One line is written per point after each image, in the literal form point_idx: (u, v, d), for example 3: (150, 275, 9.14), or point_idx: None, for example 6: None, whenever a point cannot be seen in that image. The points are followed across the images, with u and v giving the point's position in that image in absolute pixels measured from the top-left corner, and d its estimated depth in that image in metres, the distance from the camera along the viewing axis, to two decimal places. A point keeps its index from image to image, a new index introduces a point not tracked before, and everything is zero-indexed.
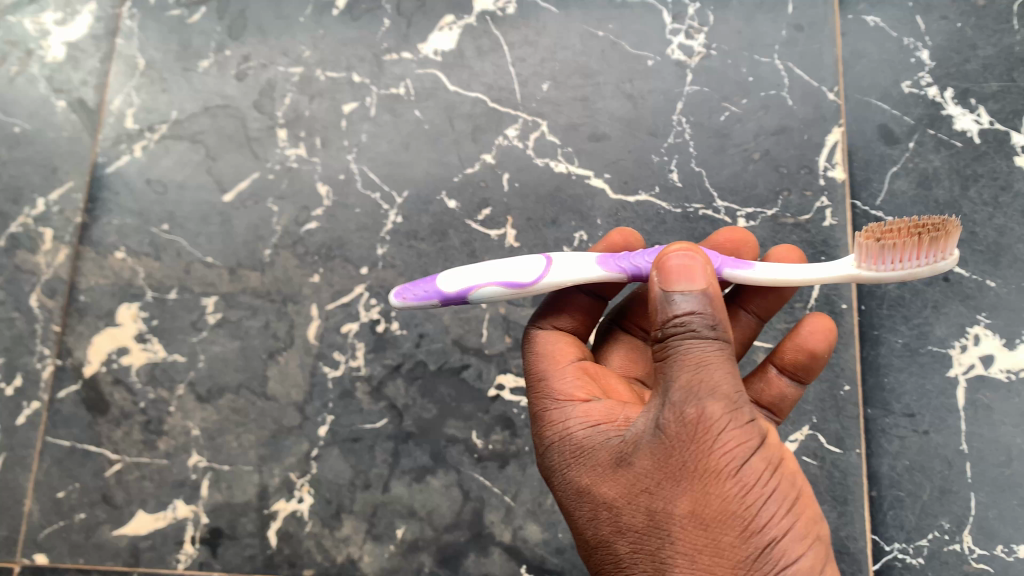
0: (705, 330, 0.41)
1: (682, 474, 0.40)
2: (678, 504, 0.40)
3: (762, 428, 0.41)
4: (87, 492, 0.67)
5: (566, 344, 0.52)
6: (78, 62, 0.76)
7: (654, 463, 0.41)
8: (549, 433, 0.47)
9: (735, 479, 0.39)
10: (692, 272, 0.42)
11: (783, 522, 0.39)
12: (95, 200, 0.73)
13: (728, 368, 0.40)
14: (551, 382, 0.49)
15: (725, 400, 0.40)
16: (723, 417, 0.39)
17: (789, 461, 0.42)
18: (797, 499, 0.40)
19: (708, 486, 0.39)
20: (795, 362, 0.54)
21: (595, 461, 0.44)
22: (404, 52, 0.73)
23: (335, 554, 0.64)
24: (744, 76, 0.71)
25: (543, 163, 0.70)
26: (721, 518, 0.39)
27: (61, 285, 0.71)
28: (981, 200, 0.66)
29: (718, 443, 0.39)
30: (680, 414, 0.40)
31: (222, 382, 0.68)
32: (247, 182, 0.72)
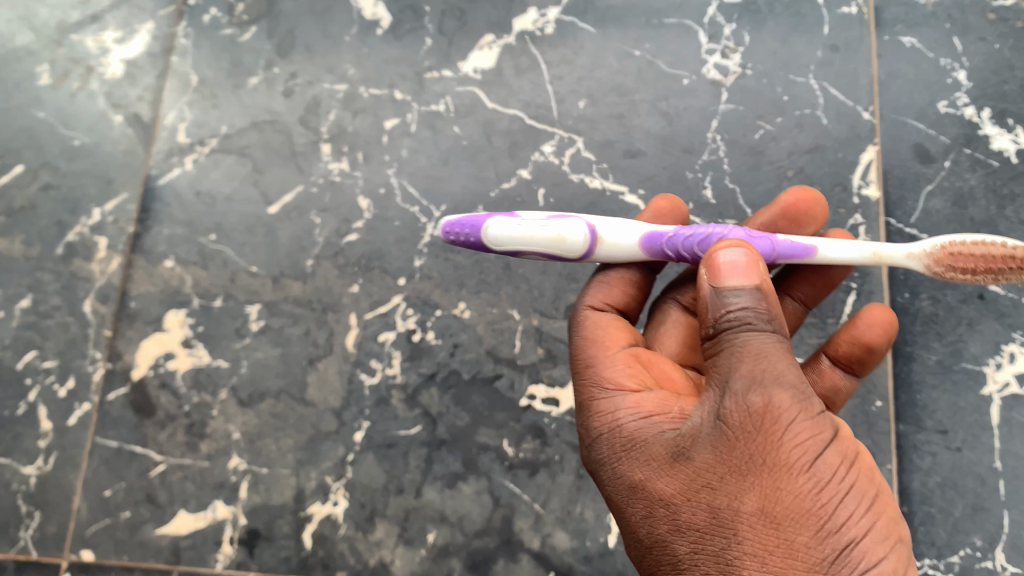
0: (762, 325, 0.43)
1: (751, 467, 0.40)
2: (746, 500, 0.40)
3: (829, 423, 0.42)
4: (132, 491, 0.69)
5: (616, 328, 0.53)
6: (135, 78, 0.79)
7: (717, 458, 0.41)
8: (597, 426, 0.48)
9: (806, 473, 0.40)
10: (741, 269, 0.44)
11: (862, 522, 0.39)
12: (147, 210, 0.76)
13: (787, 362, 0.43)
14: (597, 369, 0.50)
15: (790, 390, 0.41)
16: (790, 408, 0.41)
17: (863, 459, 0.42)
18: (874, 500, 0.41)
19: (779, 480, 0.40)
20: (851, 355, 0.56)
21: (650, 455, 0.44)
22: (445, 71, 0.76)
23: (368, 557, 0.65)
24: (779, 95, 0.71)
25: (578, 179, 0.72)
26: (794, 515, 0.39)
27: (112, 291, 0.74)
28: (1017, 219, 0.66)
29: (786, 434, 0.40)
30: (745, 404, 0.41)
31: (263, 387, 0.70)
32: (291, 194, 0.75)
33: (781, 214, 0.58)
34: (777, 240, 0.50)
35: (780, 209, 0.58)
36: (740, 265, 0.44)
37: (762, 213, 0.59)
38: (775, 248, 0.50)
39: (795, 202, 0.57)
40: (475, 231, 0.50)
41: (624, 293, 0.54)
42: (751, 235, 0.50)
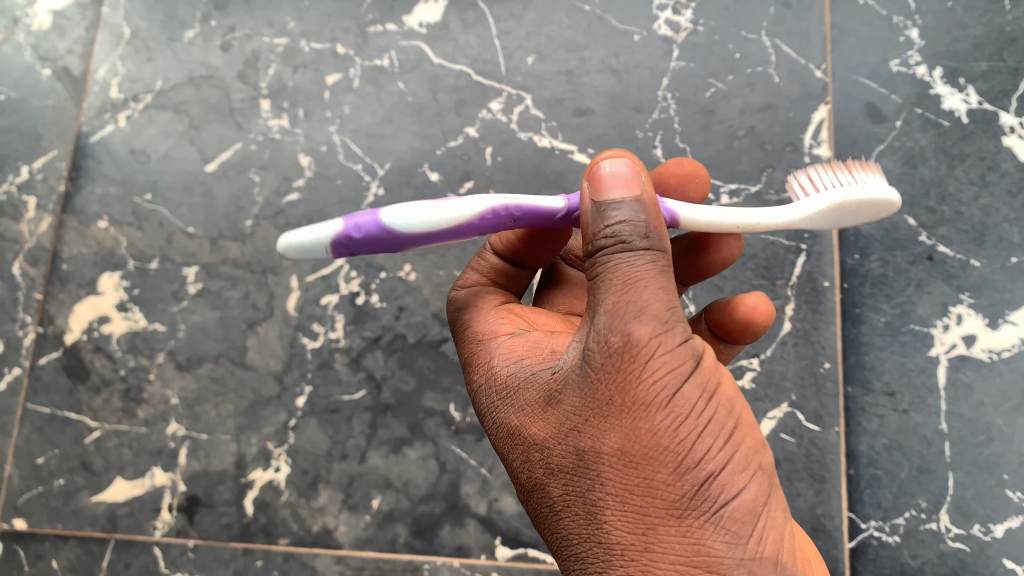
0: (633, 240, 0.39)
1: (610, 408, 0.37)
2: (607, 443, 0.37)
3: (694, 349, 0.38)
4: (67, 459, 0.67)
5: (488, 293, 0.51)
6: (64, 30, 0.75)
7: (583, 400, 0.38)
8: (478, 373, 0.46)
9: (666, 408, 0.37)
10: (605, 183, 0.40)
11: (720, 455, 0.37)
12: (79, 168, 0.73)
13: (657, 285, 0.38)
14: (474, 323, 0.49)
15: (652, 321, 0.37)
16: (651, 340, 0.37)
17: (727, 385, 0.39)
18: (734, 429, 0.38)
19: (638, 419, 0.37)
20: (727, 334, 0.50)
21: (525, 400, 0.42)
22: (389, 24, 0.73)
23: (311, 523, 0.64)
24: (731, 53, 0.70)
25: (527, 137, 0.70)
26: (653, 454, 0.36)
27: (43, 253, 0.71)
28: (967, 179, 0.66)
29: (645, 371, 0.37)
30: (606, 342, 0.37)
31: (201, 352, 0.68)
32: (229, 152, 0.72)
33: (655, 183, 0.53)
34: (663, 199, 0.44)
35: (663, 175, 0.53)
36: (615, 176, 0.40)
37: None
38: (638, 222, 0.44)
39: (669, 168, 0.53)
40: (370, 215, 0.42)
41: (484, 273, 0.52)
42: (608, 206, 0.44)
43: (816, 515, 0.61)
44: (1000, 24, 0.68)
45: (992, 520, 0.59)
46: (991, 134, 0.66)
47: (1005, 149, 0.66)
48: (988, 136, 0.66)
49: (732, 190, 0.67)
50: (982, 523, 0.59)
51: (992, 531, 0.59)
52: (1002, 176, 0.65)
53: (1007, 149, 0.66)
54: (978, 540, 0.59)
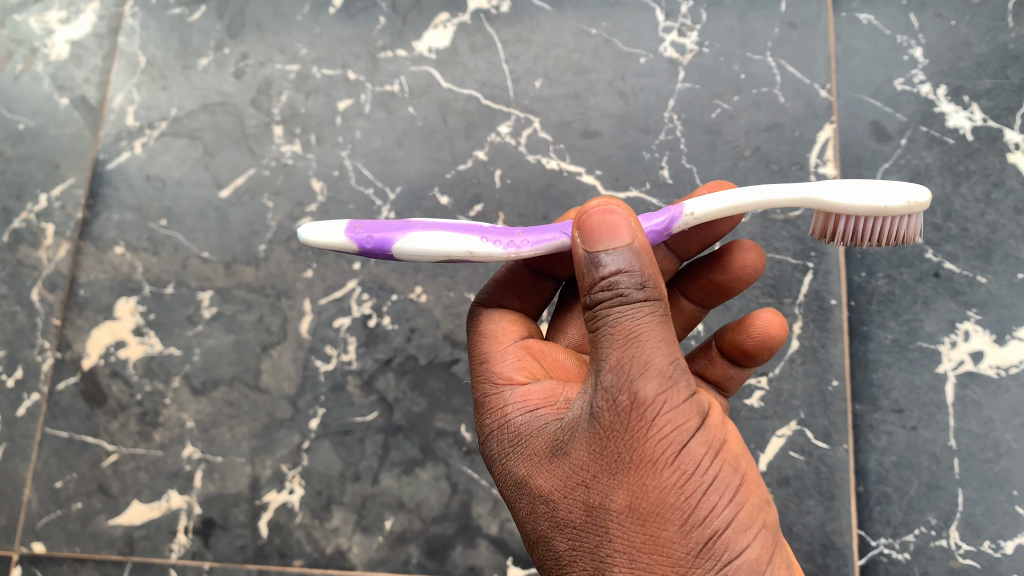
0: (633, 294, 0.41)
1: (618, 466, 0.40)
2: (615, 499, 0.40)
3: (700, 408, 0.40)
4: (84, 482, 0.68)
5: (510, 323, 0.53)
6: (81, 60, 0.77)
7: (591, 455, 0.40)
8: (489, 422, 0.47)
9: (673, 465, 0.39)
10: (614, 227, 0.41)
11: (725, 513, 0.39)
12: (95, 195, 0.74)
13: (665, 339, 0.40)
14: (492, 364, 0.49)
15: (658, 377, 0.39)
16: (658, 397, 0.39)
17: (732, 442, 0.42)
18: (740, 486, 0.40)
19: (645, 477, 0.39)
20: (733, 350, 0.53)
21: (533, 451, 0.44)
22: (399, 50, 0.74)
23: (324, 545, 0.65)
24: (736, 73, 0.71)
25: (535, 160, 0.71)
26: (660, 511, 0.39)
27: (61, 279, 0.73)
28: (972, 196, 0.66)
29: (651, 430, 0.39)
30: (612, 399, 0.40)
31: (216, 375, 0.69)
32: (243, 178, 0.73)
33: (700, 194, 0.55)
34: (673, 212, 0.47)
35: (694, 195, 0.55)
36: (611, 225, 0.41)
37: None
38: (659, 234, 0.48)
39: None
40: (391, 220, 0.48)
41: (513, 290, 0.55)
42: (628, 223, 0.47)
43: (826, 533, 0.61)
44: (1003, 41, 0.68)
45: (1002, 536, 0.59)
46: (996, 151, 0.67)
47: (1011, 166, 0.66)
48: (993, 153, 0.66)
49: None
50: (993, 540, 0.59)
51: (1003, 548, 0.59)
52: (1008, 192, 0.66)
53: (1013, 166, 0.66)
54: (988, 557, 0.59)
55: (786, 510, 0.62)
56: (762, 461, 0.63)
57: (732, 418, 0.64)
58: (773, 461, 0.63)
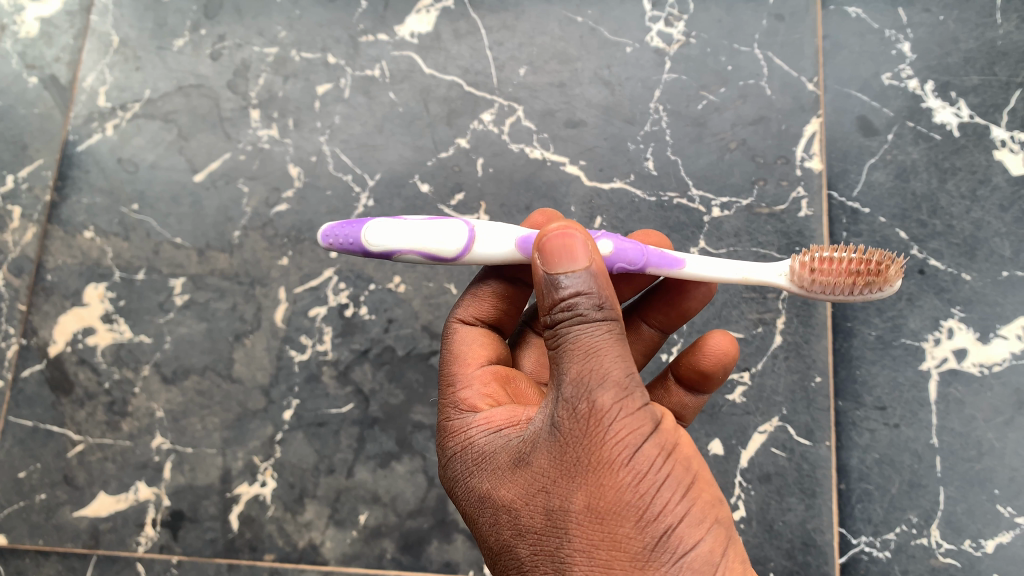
0: (592, 314, 0.41)
1: (577, 469, 0.39)
2: (573, 500, 0.39)
3: (655, 414, 0.40)
4: (49, 473, 0.66)
5: (482, 343, 0.51)
6: (52, 38, 0.75)
7: (551, 462, 0.40)
8: (453, 444, 0.46)
9: (628, 466, 0.38)
10: (572, 249, 0.41)
11: (677, 509, 0.38)
12: (64, 178, 0.72)
13: (620, 353, 0.40)
14: (458, 391, 0.48)
15: (615, 388, 0.39)
16: (613, 405, 0.39)
17: (686, 445, 0.41)
18: (693, 484, 0.40)
19: (601, 478, 0.38)
20: (689, 377, 0.53)
21: (494, 466, 0.43)
22: (380, 34, 0.73)
23: (296, 539, 0.63)
24: (723, 65, 0.70)
25: (518, 149, 0.69)
26: (616, 510, 0.38)
27: (27, 263, 0.70)
28: (958, 193, 0.66)
29: (607, 434, 0.39)
30: (569, 408, 0.39)
31: (187, 364, 0.67)
32: (218, 162, 0.71)
33: None
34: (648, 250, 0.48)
35: None
36: (569, 247, 0.41)
37: None
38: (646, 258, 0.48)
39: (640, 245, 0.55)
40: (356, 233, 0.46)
41: (492, 306, 0.53)
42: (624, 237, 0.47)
43: (807, 530, 0.61)
44: (991, 38, 0.68)
45: (983, 535, 0.59)
46: (982, 148, 0.66)
47: (997, 163, 0.66)
48: (979, 150, 0.66)
49: (724, 203, 0.67)
50: (973, 539, 0.59)
51: (983, 547, 0.59)
52: (994, 190, 0.65)
53: (998, 163, 0.66)
54: (969, 556, 0.59)
55: (767, 507, 0.61)
56: (743, 458, 0.62)
57: (714, 414, 0.63)
58: (754, 457, 0.62)
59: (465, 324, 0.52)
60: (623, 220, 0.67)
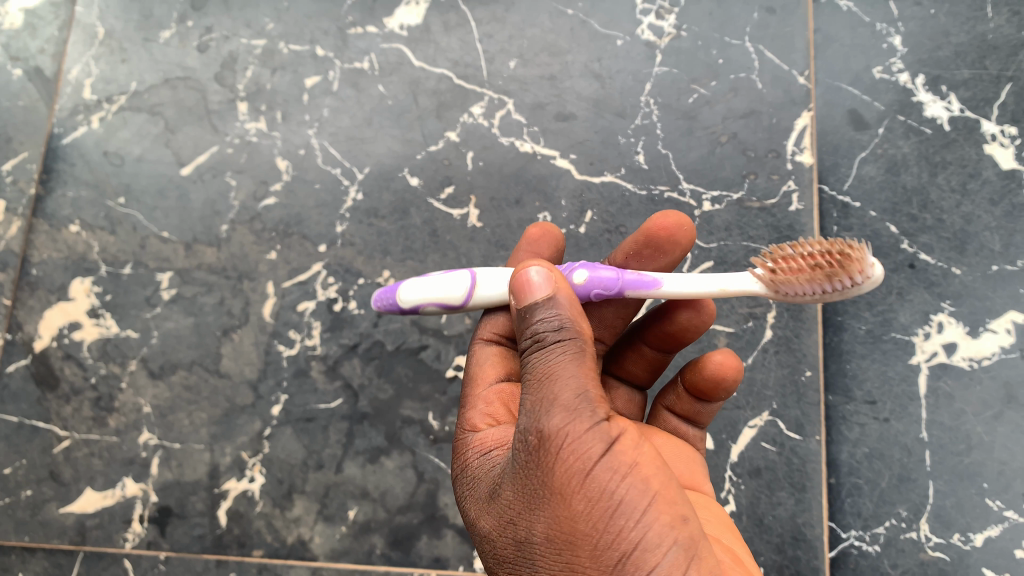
0: (551, 342, 0.42)
1: (535, 499, 0.39)
2: (535, 531, 0.39)
3: (608, 436, 0.39)
4: (34, 469, 0.65)
5: (494, 364, 0.53)
6: (36, 29, 0.74)
7: (514, 491, 0.41)
8: (454, 467, 0.48)
9: (581, 493, 0.38)
10: (533, 288, 0.43)
11: (632, 534, 0.38)
12: (50, 171, 0.71)
13: (573, 376, 0.40)
14: (466, 413, 0.50)
15: (563, 413, 0.39)
16: (561, 430, 0.39)
17: (648, 463, 0.40)
18: (653, 506, 0.39)
19: (556, 507, 0.39)
20: (696, 390, 0.54)
21: (475, 493, 0.44)
22: (369, 26, 0.72)
23: (285, 535, 0.63)
24: (714, 58, 0.70)
25: (508, 142, 0.69)
26: (572, 540, 0.38)
27: (11, 257, 0.69)
28: (948, 187, 0.65)
29: (557, 462, 0.39)
30: (524, 438, 0.40)
31: (175, 359, 0.66)
32: (205, 155, 0.70)
33: (642, 242, 0.55)
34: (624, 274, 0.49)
35: (644, 234, 0.55)
36: (530, 283, 0.43)
37: (628, 240, 0.56)
38: (619, 280, 0.49)
39: (659, 227, 0.54)
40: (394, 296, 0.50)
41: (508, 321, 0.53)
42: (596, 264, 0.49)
43: (797, 525, 0.61)
44: (982, 32, 0.68)
45: (972, 529, 0.59)
46: (972, 142, 0.66)
47: (987, 157, 0.66)
48: (969, 144, 0.66)
49: (714, 197, 0.66)
50: (962, 532, 0.59)
51: (972, 540, 0.59)
52: (984, 183, 0.65)
53: (988, 157, 0.65)
54: (958, 549, 0.59)
55: (757, 501, 0.61)
56: (733, 452, 0.62)
57: None
58: (744, 451, 0.62)
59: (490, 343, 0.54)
60: (614, 214, 0.67)
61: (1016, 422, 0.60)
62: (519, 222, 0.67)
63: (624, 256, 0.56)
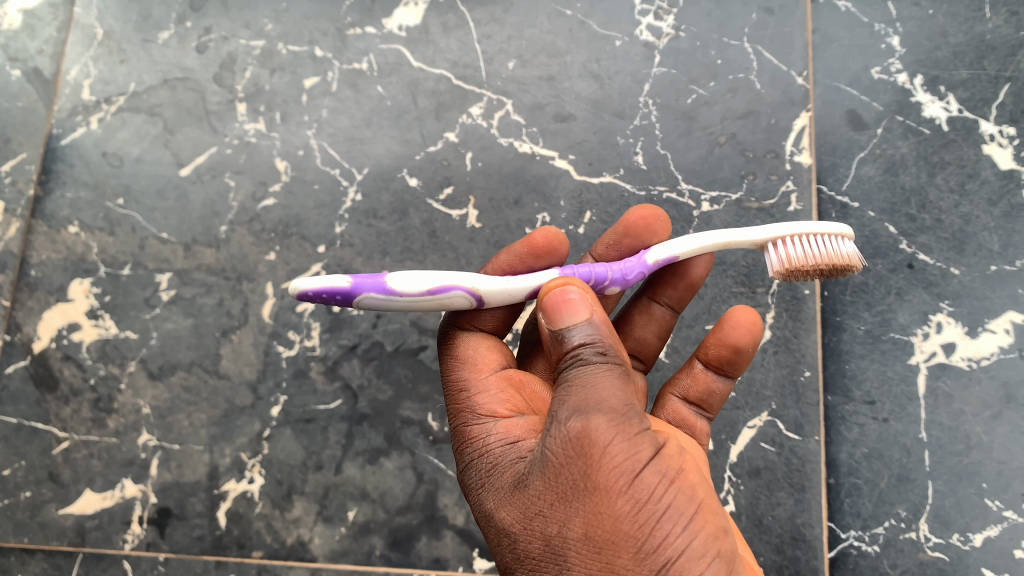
0: (592, 347, 0.42)
1: (574, 495, 0.39)
2: (572, 527, 0.39)
3: (653, 443, 0.40)
4: (33, 470, 0.65)
5: (493, 351, 0.52)
6: (35, 30, 0.74)
7: (549, 487, 0.40)
8: (466, 455, 0.47)
9: (626, 494, 0.39)
10: (570, 302, 0.43)
11: (677, 542, 0.38)
12: (49, 171, 0.71)
13: (621, 383, 0.41)
14: (475, 397, 0.49)
15: (611, 414, 0.40)
16: (610, 431, 0.39)
17: (690, 475, 0.41)
18: (695, 516, 0.39)
19: (599, 504, 0.39)
20: (718, 357, 0.54)
21: (498, 485, 0.43)
22: (368, 27, 0.72)
23: (285, 535, 0.63)
24: (713, 58, 0.70)
25: (507, 143, 0.69)
26: (614, 540, 0.38)
27: (11, 258, 0.69)
28: (947, 187, 0.66)
29: (603, 460, 0.39)
30: (567, 433, 0.40)
31: (174, 360, 0.66)
32: (204, 156, 0.70)
33: (622, 234, 0.55)
34: (648, 263, 0.50)
35: (625, 227, 0.55)
36: (567, 304, 0.42)
37: (608, 233, 0.56)
38: (644, 272, 0.50)
39: (637, 219, 0.55)
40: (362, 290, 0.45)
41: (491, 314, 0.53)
42: (626, 272, 0.49)
43: (796, 525, 0.61)
44: (980, 32, 0.68)
45: (971, 529, 0.59)
46: (971, 142, 0.66)
47: (986, 157, 0.66)
48: (968, 144, 0.66)
49: (713, 197, 0.66)
50: (961, 533, 0.59)
51: (971, 540, 0.59)
52: (982, 184, 0.65)
53: (987, 158, 0.66)
54: (957, 549, 0.59)
55: (756, 502, 0.61)
56: (732, 452, 0.62)
57: None
58: (744, 452, 0.62)
59: (472, 330, 0.53)
60: (613, 215, 0.67)
61: (1015, 422, 0.60)
62: (517, 222, 0.67)
63: (605, 247, 0.56)
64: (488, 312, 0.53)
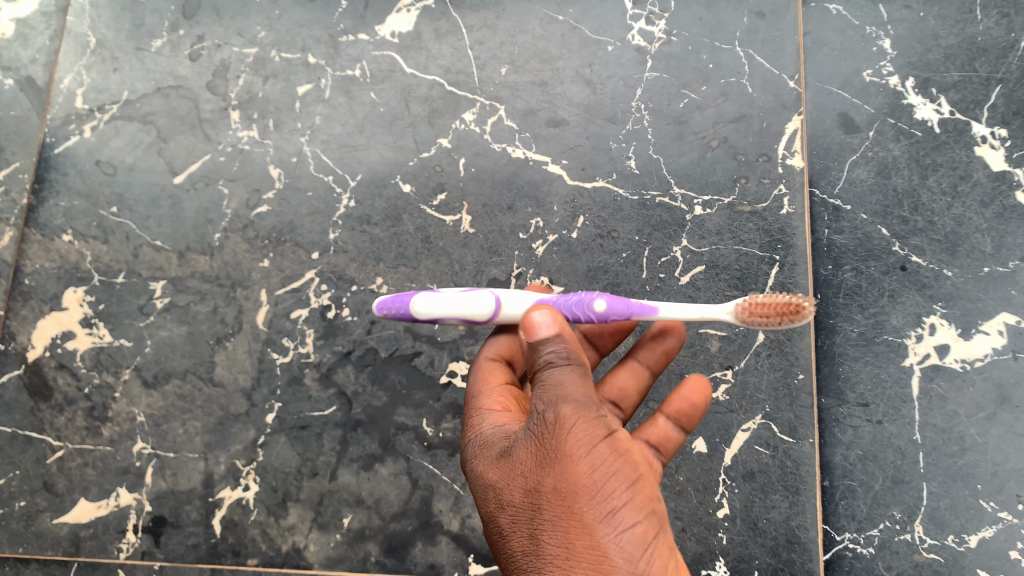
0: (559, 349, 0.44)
1: (545, 462, 0.43)
2: (542, 486, 0.43)
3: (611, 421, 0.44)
4: (28, 480, 0.65)
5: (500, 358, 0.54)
6: (27, 39, 0.73)
7: (526, 455, 0.44)
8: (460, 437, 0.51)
9: (586, 459, 0.42)
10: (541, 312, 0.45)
11: (623, 497, 0.42)
12: (42, 181, 0.71)
13: (586, 380, 0.44)
14: (476, 396, 0.51)
15: (578, 401, 0.43)
16: (575, 415, 0.43)
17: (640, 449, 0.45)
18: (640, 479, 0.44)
19: (564, 470, 0.42)
20: (680, 410, 0.54)
21: (483, 455, 0.47)
22: (361, 34, 0.72)
23: (280, 543, 0.63)
24: (704, 63, 0.70)
25: (500, 148, 0.69)
26: (575, 497, 0.42)
27: (4, 267, 0.69)
28: (939, 189, 0.66)
29: (568, 435, 0.43)
30: (539, 416, 0.44)
31: (168, 367, 0.66)
32: (198, 164, 0.71)
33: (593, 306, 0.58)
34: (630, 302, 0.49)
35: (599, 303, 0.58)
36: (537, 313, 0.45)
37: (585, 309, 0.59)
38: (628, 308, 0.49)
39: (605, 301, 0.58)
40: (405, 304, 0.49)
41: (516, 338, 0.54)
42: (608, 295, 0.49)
43: (791, 527, 0.61)
44: (971, 34, 0.68)
45: (966, 530, 0.59)
46: (963, 144, 0.66)
47: (978, 159, 0.66)
48: (960, 146, 0.66)
49: (705, 201, 0.67)
50: (956, 534, 0.59)
51: (966, 541, 0.59)
52: (974, 185, 0.65)
53: (979, 159, 0.66)
54: (952, 551, 0.59)
55: (751, 505, 0.61)
56: (726, 456, 0.62)
57: None
58: (738, 455, 0.62)
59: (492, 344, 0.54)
60: (606, 219, 0.67)
61: (1009, 424, 0.60)
62: (511, 228, 0.67)
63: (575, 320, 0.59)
64: (496, 339, 0.54)
